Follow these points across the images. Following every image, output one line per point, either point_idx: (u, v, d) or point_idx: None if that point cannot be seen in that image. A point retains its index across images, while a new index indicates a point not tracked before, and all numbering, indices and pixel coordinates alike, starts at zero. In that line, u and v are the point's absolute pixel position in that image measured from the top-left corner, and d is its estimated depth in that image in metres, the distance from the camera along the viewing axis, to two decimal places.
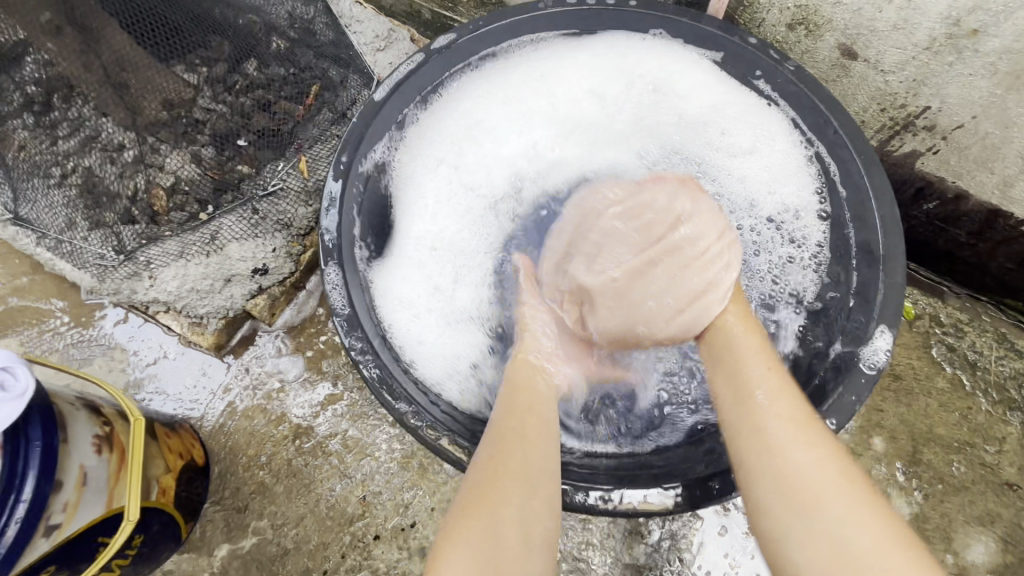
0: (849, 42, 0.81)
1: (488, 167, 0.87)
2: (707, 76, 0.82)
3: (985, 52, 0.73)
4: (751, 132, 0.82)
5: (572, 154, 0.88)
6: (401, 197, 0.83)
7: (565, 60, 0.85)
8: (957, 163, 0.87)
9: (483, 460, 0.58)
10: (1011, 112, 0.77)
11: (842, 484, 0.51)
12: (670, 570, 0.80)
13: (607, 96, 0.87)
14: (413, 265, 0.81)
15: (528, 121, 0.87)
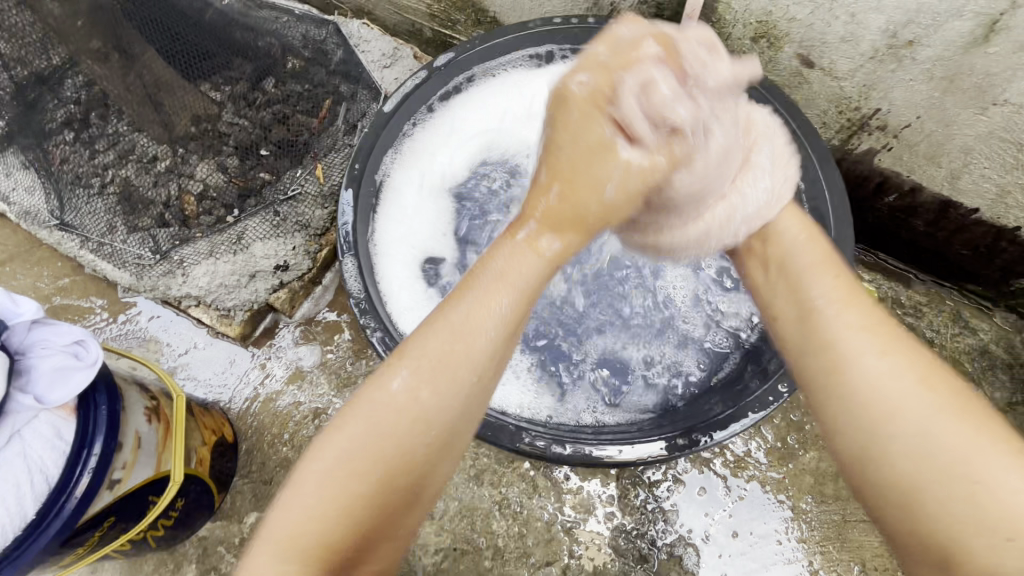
0: (806, 52, 0.91)
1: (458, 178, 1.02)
2: None
3: (921, 60, 0.83)
4: None
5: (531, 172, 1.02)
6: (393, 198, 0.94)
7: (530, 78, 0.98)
8: (909, 159, 0.96)
9: (391, 396, 0.49)
10: (948, 112, 0.87)
11: (931, 384, 0.50)
12: (656, 528, 0.88)
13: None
14: (398, 260, 0.93)
15: (499, 142, 1.02)
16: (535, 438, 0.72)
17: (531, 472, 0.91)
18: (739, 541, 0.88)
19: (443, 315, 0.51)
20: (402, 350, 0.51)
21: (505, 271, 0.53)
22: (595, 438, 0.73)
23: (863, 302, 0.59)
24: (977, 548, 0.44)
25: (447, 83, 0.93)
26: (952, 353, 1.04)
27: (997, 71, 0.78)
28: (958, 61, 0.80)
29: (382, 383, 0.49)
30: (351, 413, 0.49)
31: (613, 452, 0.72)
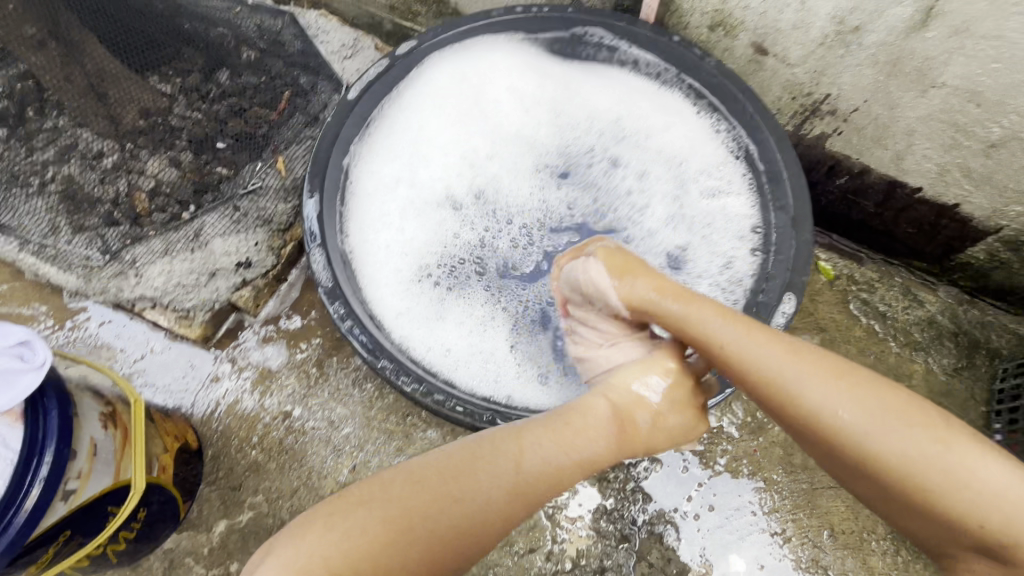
0: (759, 40, 0.95)
1: (433, 168, 0.97)
2: (611, 75, 0.98)
3: (867, 45, 0.87)
4: (659, 113, 0.97)
5: (503, 153, 0.99)
6: (365, 195, 0.92)
7: (486, 62, 0.97)
8: (857, 142, 1.02)
9: (497, 477, 0.53)
10: (894, 95, 0.92)
11: (845, 417, 0.53)
12: (635, 509, 0.90)
13: (525, 98, 1.01)
14: (382, 254, 0.91)
15: (470, 129, 0.99)
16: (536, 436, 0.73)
17: None
18: (715, 515, 0.90)
19: (546, 446, 0.55)
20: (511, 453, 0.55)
21: (585, 430, 0.57)
22: None
23: (762, 345, 0.58)
24: (925, 532, 0.54)
25: (414, 70, 0.93)
26: (903, 325, 1.08)
27: (933, 55, 0.83)
28: (899, 46, 0.85)
29: (497, 467, 0.54)
30: (474, 481, 0.53)
31: None
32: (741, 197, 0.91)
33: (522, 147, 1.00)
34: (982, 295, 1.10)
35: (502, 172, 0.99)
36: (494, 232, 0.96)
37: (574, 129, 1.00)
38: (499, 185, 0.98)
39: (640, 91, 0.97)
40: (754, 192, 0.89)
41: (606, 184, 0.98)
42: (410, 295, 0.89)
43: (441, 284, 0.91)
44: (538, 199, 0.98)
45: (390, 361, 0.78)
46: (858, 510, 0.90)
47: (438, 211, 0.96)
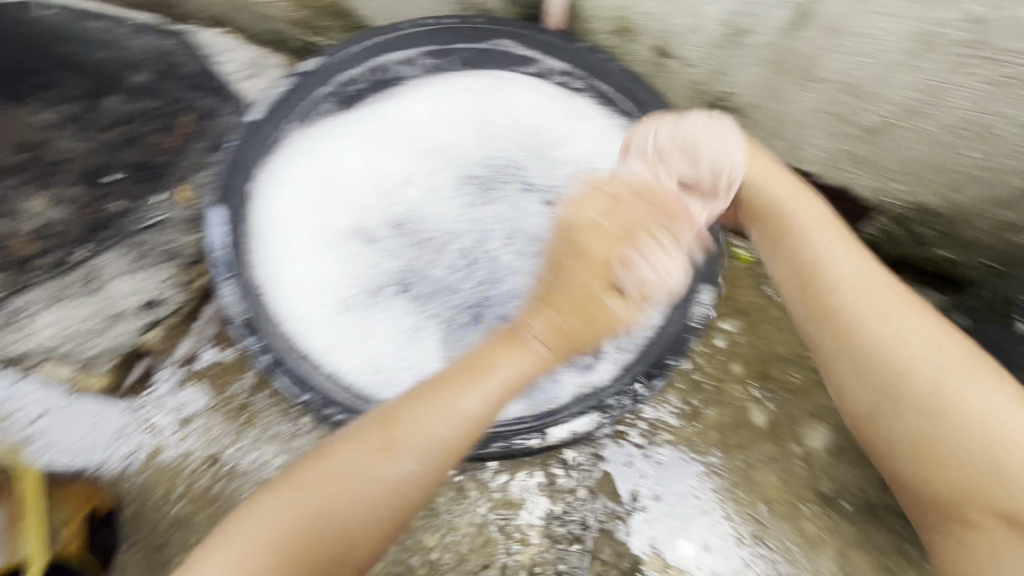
0: (661, 44, 0.99)
1: (346, 192, 0.95)
2: (522, 87, 0.98)
3: (756, 45, 0.92)
4: (570, 121, 0.98)
5: (424, 173, 0.96)
6: (273, 228, 0.91)
7: (395, 80, 0.96)
8: (758, 134, 1.09)
9: (371, 442, 0.61)
10: (784, 90, 0.98)
11: (941, 348, 0.64)
12: (584, 508, 0.91)
13: (438, 112, 0.98)
14: (298, 285, 0.90)
15: (383, 148, 0.97)
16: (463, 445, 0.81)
17: (457, 480, 0.91)
18: (661, 503, 0.93)
19: (413, 422, 0.62)
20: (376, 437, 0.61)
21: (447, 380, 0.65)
22: (531, 426, 0.83)
23: (876, 271, 0.71)
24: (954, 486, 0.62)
25: (319, 92, 0.92)
26: None
27: (814, 53, 0.90)
28: (784, 45, 0.91)
29: (370, 433, 0.61)
30: (350, 454, 0.60)
31: (539, 441, 0.83)
32: None
33: (439, 163, 0.96)
34: None
35: (420, 190, 0.96)
36: (424, 258, 0.93)
37: (495, 141, 0.98)
38: (423, 207, 0.95)
39: (551, 101, 0.98)
40: None
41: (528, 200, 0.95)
42: (336, 328, 0.88)
43: (370, 311, 0.90)
44: (467, 215, 0.95)
45: (309, 393, 0.81)
46: (788, 481, 0.96)
47: (353, 244, 0.93)
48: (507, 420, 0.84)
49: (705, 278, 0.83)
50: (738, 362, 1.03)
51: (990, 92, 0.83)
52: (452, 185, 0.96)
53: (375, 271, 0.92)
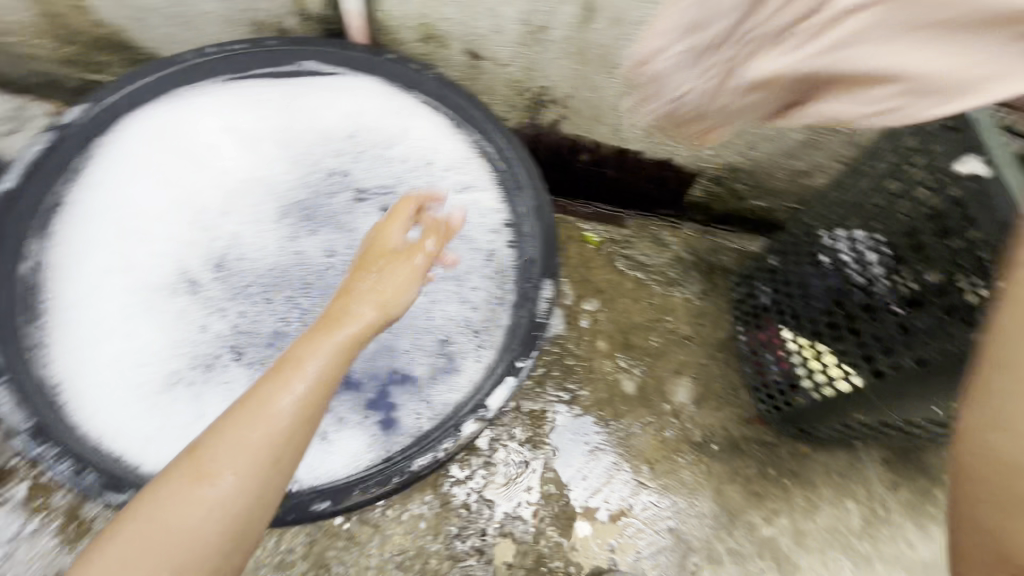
0: (471, 47, 0.99)
1: (155, 243, 0.89)
2: (333, 100, 0.97)
3: (556, 40, 0.96)
4: (391, 129, 0.97)
5: (240, 207, 0.93)
6: (70, 299, 0.84)
7: (190, 114, 0.92)
8: (582, 122, 1.14)
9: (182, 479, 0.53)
10: (593, 79, 1.03)
11: None
12: (482, 519, 0.92)
13: (247, 139, 0.96)
14: (108, 366, 0.83)
15: (191, 187, 0.93)
16: (321, 500, 0.76)
17: (346, 526, 0.89)
18: (555, 493, 0.96)
19: (221, 444, 0.53)
20: (185, 472, 0.53)
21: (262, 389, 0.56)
22: (396, 459, 0.80)
23: None
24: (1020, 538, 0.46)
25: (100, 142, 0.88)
26: (659, 268, 1.20)
27: (607, 42, 0.94)
28: (580, 38, 0.95)
29: (181, 468, 0.53)
30: (161, 501, 0.52)
31: (409, 471, 0.78)
32: (488, 201, 0.95)
33: (257, 197, 0.94)
34: (713, 224, 1.35)
35: (239, 226, 0.93)
36: (252, 314, 0.89)
37: (315, 162, 0.97)
38: (245, 244, 0.92)
39: (364, 111, 0.97)
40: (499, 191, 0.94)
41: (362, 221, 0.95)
42: (159, 409, 0.83)
43: (197, 381, 0.85)
44: (291, 249, 0.93)
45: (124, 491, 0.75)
46: (664, 438, 1.03)
47: (173, 300, 0.88)
48: (371, 463, 0.80)
49: (538, 273, 0.87)
50: (602, 338, 1.10)
51: None
52: (275, 217, 0.94)
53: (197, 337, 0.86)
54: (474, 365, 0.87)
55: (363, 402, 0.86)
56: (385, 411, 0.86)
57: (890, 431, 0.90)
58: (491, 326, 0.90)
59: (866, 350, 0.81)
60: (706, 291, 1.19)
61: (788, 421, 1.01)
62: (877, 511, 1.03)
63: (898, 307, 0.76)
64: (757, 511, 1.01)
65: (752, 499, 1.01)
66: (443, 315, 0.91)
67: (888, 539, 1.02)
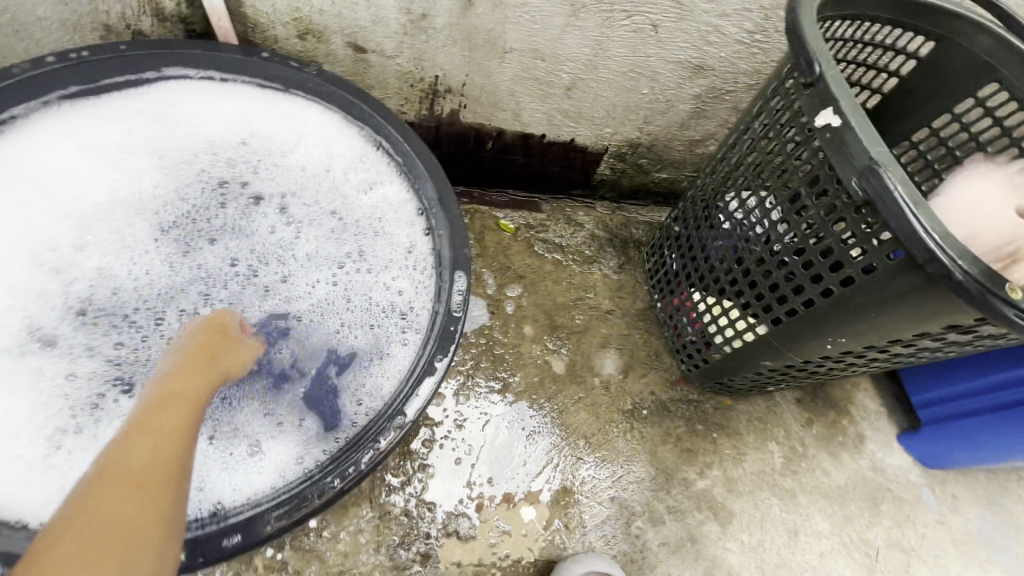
0: (352, 40, 0.95)
1: (17, 287, 0.83)
2: (212, 110, 0.94)
3: (440, 27, 0.94)
4: (279, 133, 0.97)
5: (106, 236, 0.89)
6: None
7: (45, 143, 0.87)
8: (481, 109, 1.13)
9: (103, 492, 0.52)
10: (484, 65, 1.03)
11: None
12: (425, 522, 0.90)
13: (114, 163, 0.92)
14: None
15: (55, 224, 0.87)
16: (229, 534, 0.70)
17: (278, 554, 0.84)
18: (497, 483, 0.96)
19: (131, 454, 0.55)
20: (98, 493, 0.52)
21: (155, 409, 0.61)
22: (323, 470, 0.76)
23: None
24: None
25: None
26: (577, 246, 1.22)
27: (491, 26, 0.94)
28: (465, 23, 0.94)
29: (97, 489, 0.52)
30: (92, 518, 0.49)
31: (338, 482, 0.74)
32: (387, 193, 0.96)
33: (133, 223, 0.91)
34: (622, 200, 1.37)
35: (116, 256, 0.89)
36: (138, 327, 0.85)
37: (196, 176, 0.94)
38: (119, 275, 0.88)
39: (247, 117, 0.96)
40: (399, 182, 0.95)
41: (259, 229, 0.94)
42: (41, 464, 0.76)
43: (87, 427, 0.79)
44: (179, 267, 0.90)
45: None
46: (597, 411, 1.05)
47: (28, 359, 0.81)
48: (296, 485, 0.75)
49: (446, 261, 0.87)
50: (527, 323, 1.10)
51: (636, 38, 0.97)
52: (156, 240, 0.91)
53: (81, 381, 0.81)
54: (391, 351, 0.88)
55: (281, 407, 0.85)
56: (303, 412, 0.84)
57: (796, 375, 0.96)
58: (417, 309, 0.90)
59: (764, 301, 0.87)
60: (621, 265, 1.22)
61: (708, 376, 1.07)
62: (794, 449, 1.11)
63: (788, 257, 0.81)
64: (690, 466, 1.05)
65: (684, 456, 1.06)
66: (353, 309, 0.91)
67: (807, 470, 1.10)
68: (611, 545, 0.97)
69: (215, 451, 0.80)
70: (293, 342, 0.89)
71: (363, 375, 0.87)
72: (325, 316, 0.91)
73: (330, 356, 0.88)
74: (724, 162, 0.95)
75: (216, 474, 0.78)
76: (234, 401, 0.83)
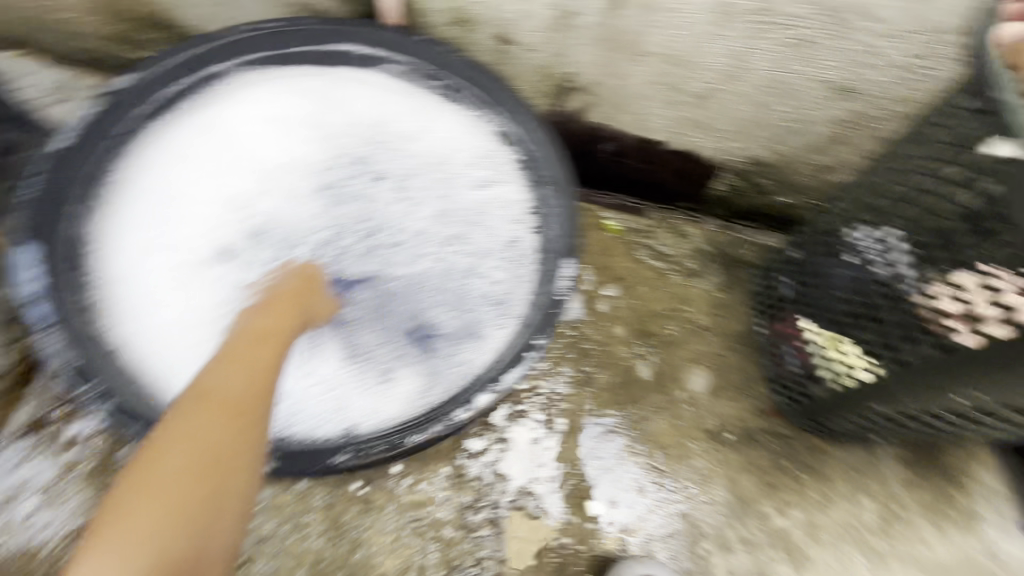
0: (500, 31, 1.02)
1: (193, 224, 0.93)
2: (367, 89, 0.94)
3: (585, 25, 0.97)
4: (416, 118, 0.97)
5: (268, 189, 0.95)
6: (121, 267, 0.90)
7: (222, 104, 0.90)
8: (607, 110, 1.15)
9: (202, 407, 0.58)
10: (619, 66, 1.04)
11: None
12: (494, 492, 0.94)
13: (278, 125, 0.95)
14: (169, 326, 0.92)
15: (227, 178, 0.94)
16: (350, 450, 0.88)
17: (362, 490, 0.92)
18: (571, 471, 0.97)
19: (228, 379, 0.62)
20: (198, 409, 0.58)
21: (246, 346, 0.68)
22: (427, 414, 0.91)
23: None
24: None
25: (133, 128, 0.85)
26: (680, 258, 1.18)
27: (635, 28, 0.96)
28: (611, 24, 0.96)
29: (199, 405, 0.58)
30: (194, 429, 0.55)
31: (439, 426, 0.90)
32: (512, 191, 0.96)
33: (292, 186, 0.96)
34: (734, 219, 1.33)
35: (277, 214, 0.95)
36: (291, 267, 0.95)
37: (343, 149, 0.96)
38: (276, 227, 0.95)
39: (392, 98, 0.95)
40: (524, 179, 0.94)
41: (389, 207, 0.97)
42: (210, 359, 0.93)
43: None
44: (325, 224, 0.96)
45: None
46: (679, 424, 1.04)
47: (208, 270, 0.94)
48: (400, 426, 0.91)
49: (557, 257, 0.91)
50: (619, 325, 1.10)
51: (785, 52, 0.94)
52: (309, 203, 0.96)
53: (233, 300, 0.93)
54: (496, 324, 0.96)
55: (405, 347, 0.97)
56: (421, 358, 0.96)
57: (908, 428, 0.88)
58: (514, 298, 0.96)
59: (888, 339, 0.82)
60: (728, 283, 1.18)
61: (806, 414, 1.00)
62: (891, 510, 1.02)
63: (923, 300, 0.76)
64: (770, 501, 1.00)
65: (765, 490, 1.01)
66: (472, 278, 0.98)
67: (902, 534, 1.01)
68: (675, 560, 0.95)
69: (348, 376, 0.94)
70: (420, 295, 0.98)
71: (468, 341, 0.96)
72: (448, 277, 0.99)
73: (450, 314, 0.98)
74: (874, 192, 0.86)
75: (352, 396, 0.94)
76: (369, 333, 0.96)
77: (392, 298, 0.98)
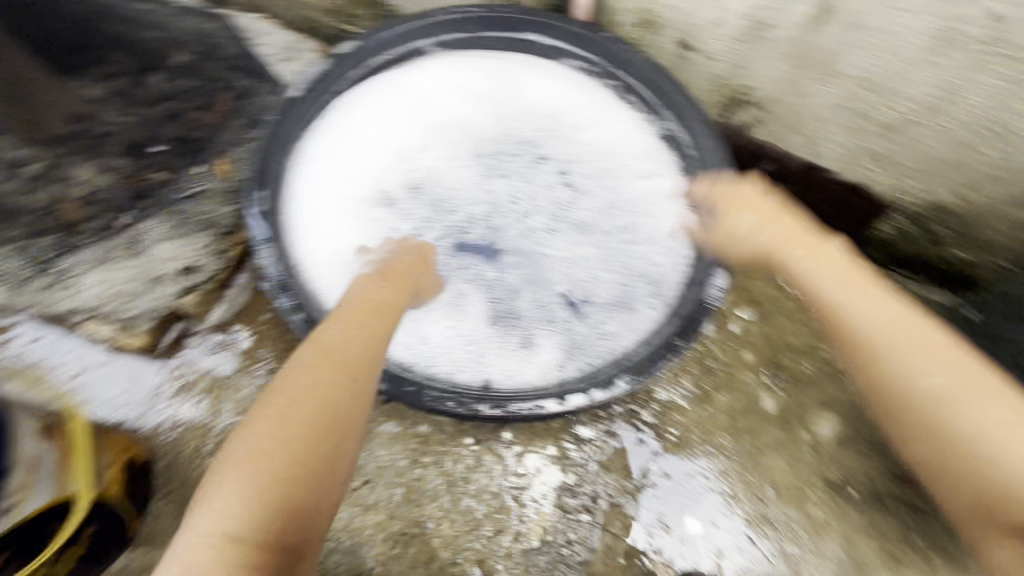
0: (682, 37, 1.02)
1: (373, 172, 1.02)
2: (550, 73, 1.00)
3: (776, 39, 0.94)
4: (594, 107, 1.01)
5: (445, 147, 1.02)
6: (309, 200, 1.00)
7: (417, 71, 1.00)
8: (775, 127, 1.10)
9: (312, 365, 0.64)
10: (803, 84, 0.99)
11: None
12: (593, 482, 0.99)
13: (460, 94, 1.02)
14: (338, 262, 1.00)
15: (406, 134, 1.02)
16: (492, 404, 0.95)
17: (473, 446, 1.01)
18: (671, 481, 0.99)
19: (341, 345, 0.68)
20: (313, 366, 0.64)
21: (364, 312, 0.74)
22: (567, 385, 0.96)
23: None
24: None
25: (349, 86, 0.97)
26: None
27: (833, 47, 0.91)
28: (808, 40, 0.92)
29: (314, 364, 0.64)
30: (303, 385, 0.62)
31: (581, 399, 0.94)
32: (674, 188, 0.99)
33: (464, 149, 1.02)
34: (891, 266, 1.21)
35: (447, 171, 1.02)
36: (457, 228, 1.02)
37: (520, 125, 1.02)
38: (441, 184, 1.02)
39: (573, 87, 1.00)
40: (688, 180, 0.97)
41: (556, 186, 1.02)
42: None
43: None
44: (484, 188, 1.02)
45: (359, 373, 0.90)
46: (795, 465, 0.99)
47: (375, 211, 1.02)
48: (538, 394, 0.96)
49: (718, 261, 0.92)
50: (749, 350, 1.05)
51: None
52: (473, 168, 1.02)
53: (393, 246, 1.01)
54: (647, 316, 0.98)
55: (553, 318, 1.01)
56: (563, 334, 1.00)
57: None
58: (671, 282, 0.98)
59: None
60: None
61: None
62: None
63: None
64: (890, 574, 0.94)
65: (886, 559, 0.94)
66: (627, 266, 1.00)
67: None
68: None
69: (493, 335, 1.00)
70: (579, 272, 1.01)
71: (607, 326, 0.99)
72: (608, 260, 1.01)
73: (600, 297, 1.00)
74: None
75: (493, 356, 1.00)
76: (521, 300, 1.01)
77: (552, 271, 1.02)
